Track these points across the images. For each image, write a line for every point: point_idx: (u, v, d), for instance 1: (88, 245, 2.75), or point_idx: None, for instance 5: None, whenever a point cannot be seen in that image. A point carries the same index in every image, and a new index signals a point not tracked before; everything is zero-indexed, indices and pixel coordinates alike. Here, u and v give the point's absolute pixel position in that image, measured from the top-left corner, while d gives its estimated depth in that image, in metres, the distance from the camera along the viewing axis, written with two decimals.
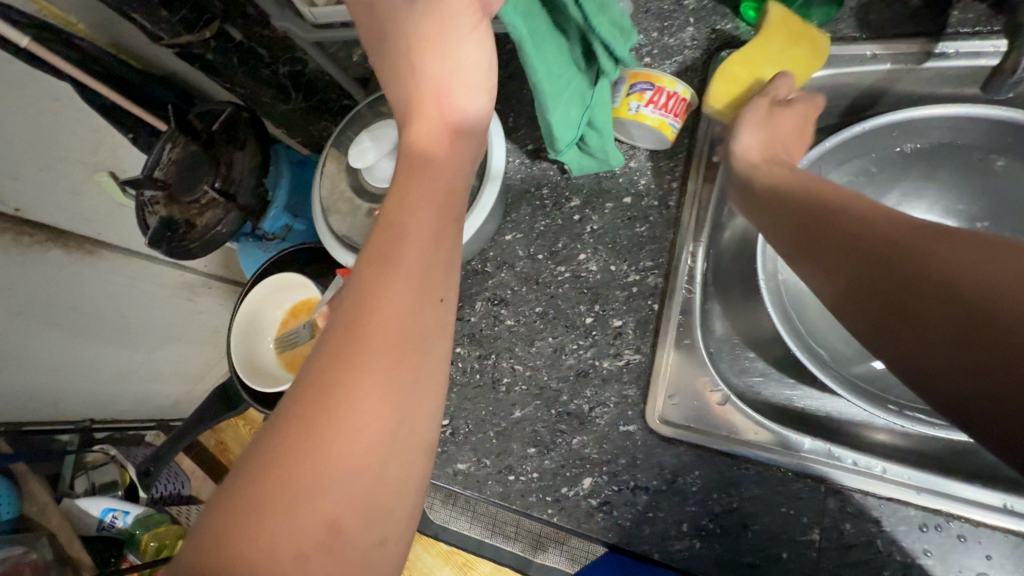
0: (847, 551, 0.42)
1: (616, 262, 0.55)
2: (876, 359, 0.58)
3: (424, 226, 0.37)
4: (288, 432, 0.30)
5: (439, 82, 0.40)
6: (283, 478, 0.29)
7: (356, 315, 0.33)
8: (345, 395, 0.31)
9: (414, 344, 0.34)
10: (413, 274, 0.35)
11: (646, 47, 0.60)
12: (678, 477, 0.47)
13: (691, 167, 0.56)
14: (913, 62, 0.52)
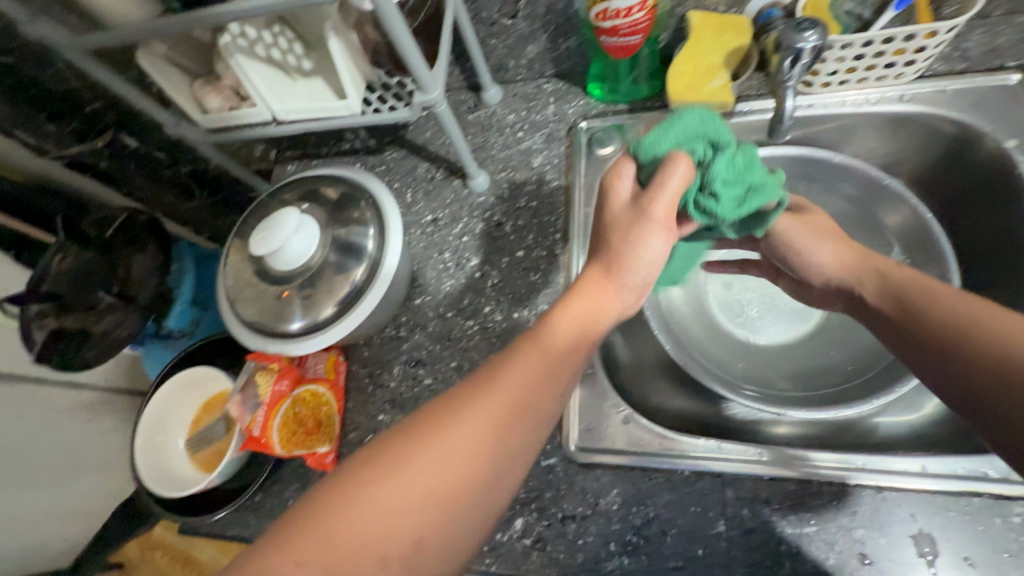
0: (750, 535, 0.46)
1: (518, 309, 0.60)
2: (751, 359, 0.67)
3: (580, 319, 0.43)
4: (370, 469, 0.35)
5: (636, 237, 0.43)
6: (338, 504, 0.34)
7: (468, 391, 0.39)
8: (420, 460, 0.36)
9: (496, 451, 0.38)
10: (529, 384, 0.40)
11: (519, 125, 0.70)
12: (599, 499, 0.50)
13: (569, 219, 0.64)
14: (720, 117, 0.60)
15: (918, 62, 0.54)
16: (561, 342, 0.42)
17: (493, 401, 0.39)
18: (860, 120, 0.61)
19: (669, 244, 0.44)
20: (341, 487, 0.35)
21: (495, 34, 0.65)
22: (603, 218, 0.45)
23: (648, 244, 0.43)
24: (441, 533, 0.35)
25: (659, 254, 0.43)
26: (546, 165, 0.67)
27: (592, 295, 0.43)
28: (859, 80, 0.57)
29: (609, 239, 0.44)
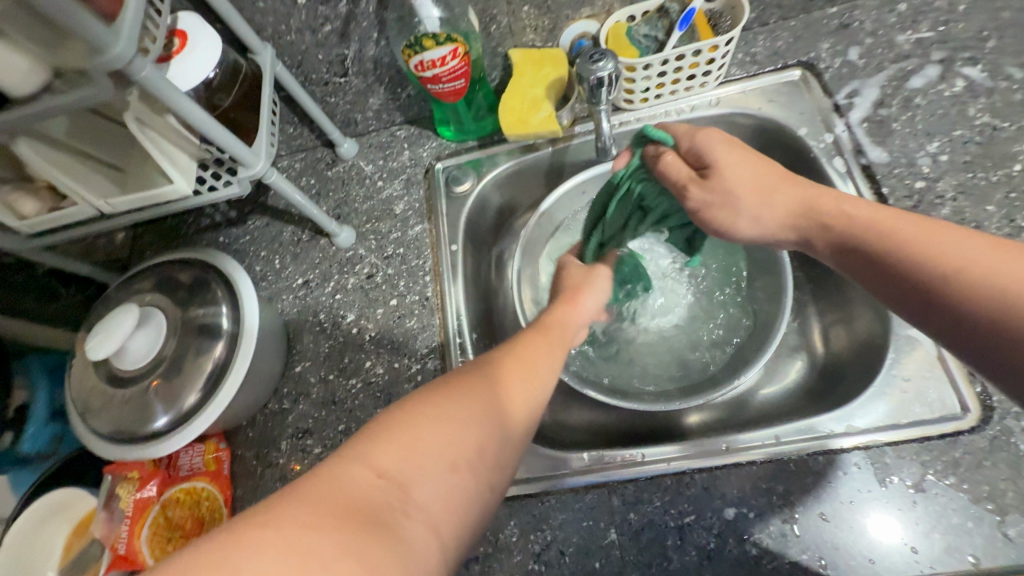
0: (639, 537, 0.48)
1: (398, 359, 0.60)
2: (639, 359, 0.70)
3: (553, 332, 0.49)
4: (420, 409, 0.36)
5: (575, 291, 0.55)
6: (392, 435, 0.34)
7: (525, 348, 0.45)
8: (455, 402, 0.37)
9: (517, 406, 0.39)
10: (534, 353, 0.45)
11: (377, 175, 0.70)
12: (498, 534, 0.51)
13: (438, 260, 0.65)
14: (560, 141, 0.66)
15: (714, 70, 0.60)
16: (531, 349, 0.45)
17: (502, 365, 0.42)
18: (685, 126, 0.66)
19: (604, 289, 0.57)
20: (414, 414, 0.36)
21: (332, 92, 0.65)
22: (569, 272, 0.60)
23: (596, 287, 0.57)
24: (463, 480, 0.34)
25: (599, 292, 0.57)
26: (409, 210, 0.68)
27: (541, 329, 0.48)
28: (670, 92, 0.63)
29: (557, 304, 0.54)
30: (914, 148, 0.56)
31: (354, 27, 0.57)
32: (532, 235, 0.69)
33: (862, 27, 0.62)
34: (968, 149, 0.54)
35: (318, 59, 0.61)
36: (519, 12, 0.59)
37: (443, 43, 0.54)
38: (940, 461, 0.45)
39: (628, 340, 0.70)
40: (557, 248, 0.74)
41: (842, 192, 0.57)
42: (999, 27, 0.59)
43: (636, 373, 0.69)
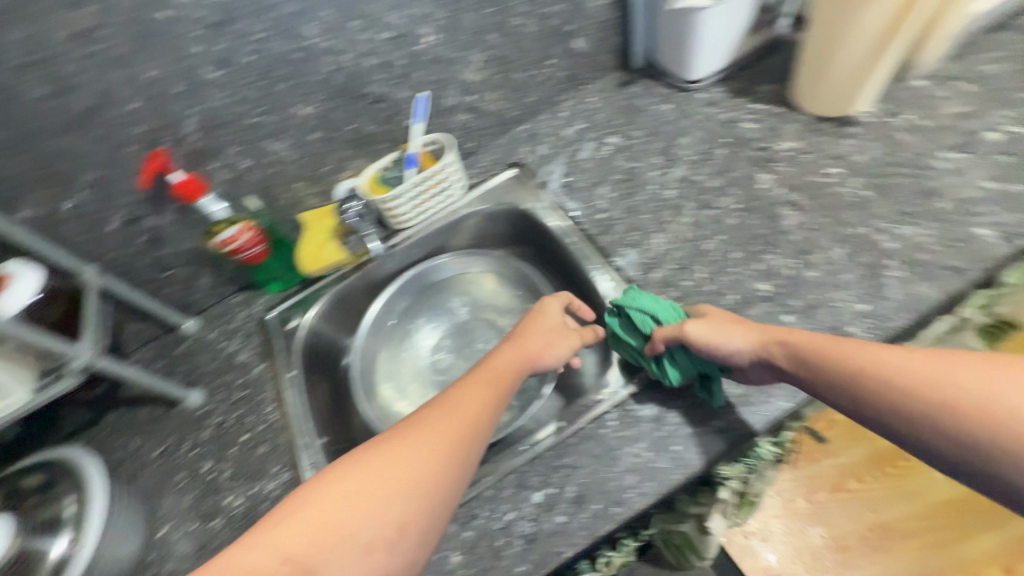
0: (475, 549, 0.55)
1: (254, 485, 0.67)
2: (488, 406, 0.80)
3: (470, 402, 0.54)
4: (331, 480, 0.45)
5: (523, 360, 0.63)
6: (302, 509, 0.43)
7: (442, 419, 0.52)
8: (365, 481, 0.45)
9: (437, 478, 0.47)
10: (462, 425, 0.52)
11: (220, 339, 0.83)
12: None
13: (280, 388, 0.75)
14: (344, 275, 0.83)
15: (450, 184, 0.83)
16: (451, 427, 0.51)
17: (414, 431, 0.50)
18: (452, 226, 0.88)
19: (557, 352, 0.66)
20: (324, 493, 0.44)
21: (164, 284, 0.80)
22: (529, 346, 0.65)
23: (551, 356, 0.66)
24: (378, 561, 0.42)
25: (557, 355, 0.66)
26: (250, 356, 0.79)
27: (456, 403, 0.54)
28: (428, 208, 0.84)
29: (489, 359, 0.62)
30: (592, 195, 0.80)
31: (166, 234, 0.73)
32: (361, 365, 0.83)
33: (542, 133, 0.91)
34: (623, 185, 0.79)
35: (143, 263, 0.75)
36: (294, 187, 0.79)
37: (230, 223, 0.72)
38: (662, 393, 0.60)
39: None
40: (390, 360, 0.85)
41: (566, 241, 0.77)
42: (620, 111, 0.89)
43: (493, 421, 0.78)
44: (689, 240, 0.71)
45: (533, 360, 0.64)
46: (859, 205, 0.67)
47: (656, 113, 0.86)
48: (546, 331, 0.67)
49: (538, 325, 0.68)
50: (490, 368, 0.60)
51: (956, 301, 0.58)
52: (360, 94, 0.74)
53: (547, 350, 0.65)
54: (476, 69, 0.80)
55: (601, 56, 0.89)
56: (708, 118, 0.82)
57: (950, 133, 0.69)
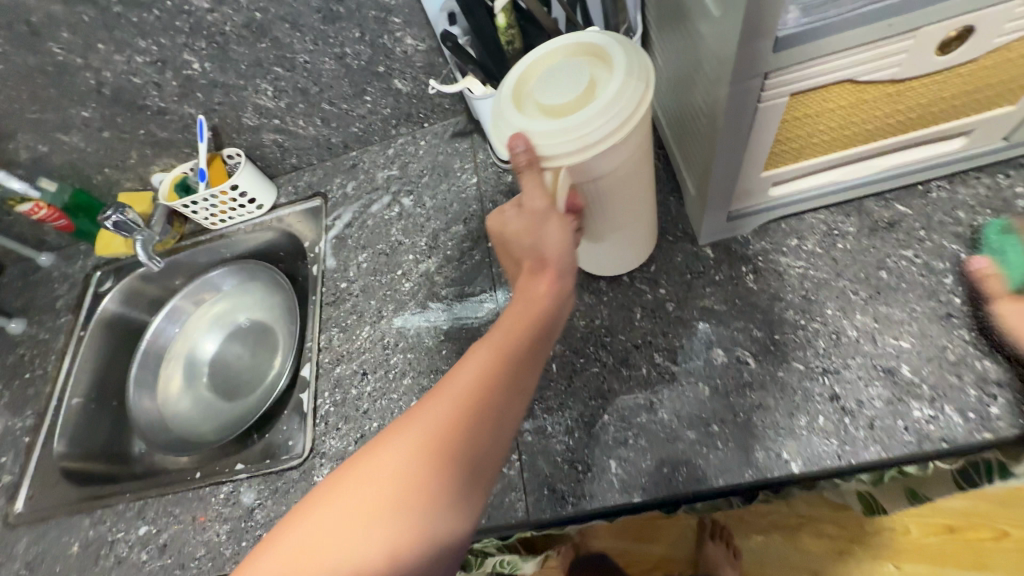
0: (88, 546, 0.67)
1: (12, 418, 0.82)
2: (248, 407, 0.86)
3: (470, 373, 0.41)
4: (382, 441, 0.39)
5: (540, 255, 0.45)
6: (312, 509, 0.38)
7: (520, 314, 0.43)
8: (393, 476, 0.38)
9: (457, 477, 0.38)
10: (486, 374, 0.41)
11: (58, 279, 0.96)
12: (13, 546, 0.70)
13: (66, 343, 0.87)
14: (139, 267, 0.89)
15: (247, 200, 0.84)
16: (473, 387, 0.40)
17: (443, 404, 0.40)
18: (257, 238, 0.90)
19: (566, 234, 0.45)
20: (353, 481, 0.38)
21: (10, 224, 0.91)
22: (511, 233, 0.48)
23: (558, 286, 0.45)
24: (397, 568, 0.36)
25: (564, 240, 0.45)
26: (65, 305, 0.92)
27: (448, 383, 0.41)
28: (229, 217, 0.87)
29: (521, 243, 0.47)
30: (351, 257, 0.77)
31: None
32: (144, 361, 0.90)
33: (362, 167, 0.85)
34: (379, 258, 0.76)
35: None
36: (105, 171, 0.84)
37: (28, 200, 0.80)
38: (270, 486, 0.64)
39: (231, 401, 0.89)
40: (175, 358, 0.92)
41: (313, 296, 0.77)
42: (433, 167, 0.81)
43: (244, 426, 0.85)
44: (384, 345, 0.69)
45: (530, 235, 0.46)
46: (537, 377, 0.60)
47: (457, 183, 0.78)
48: (528, 240, 0.46)
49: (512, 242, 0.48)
50: (516, 325, 0.43)
51: (542, 526, 0.53)
52: (141, 104, 0.75)
53: (543, 242, 0.45)
54: (270, 96, 0.76)
55: (434, 99, 0.80)
56: (490, 210, 0.73)
57: (682, 329, 0.57)
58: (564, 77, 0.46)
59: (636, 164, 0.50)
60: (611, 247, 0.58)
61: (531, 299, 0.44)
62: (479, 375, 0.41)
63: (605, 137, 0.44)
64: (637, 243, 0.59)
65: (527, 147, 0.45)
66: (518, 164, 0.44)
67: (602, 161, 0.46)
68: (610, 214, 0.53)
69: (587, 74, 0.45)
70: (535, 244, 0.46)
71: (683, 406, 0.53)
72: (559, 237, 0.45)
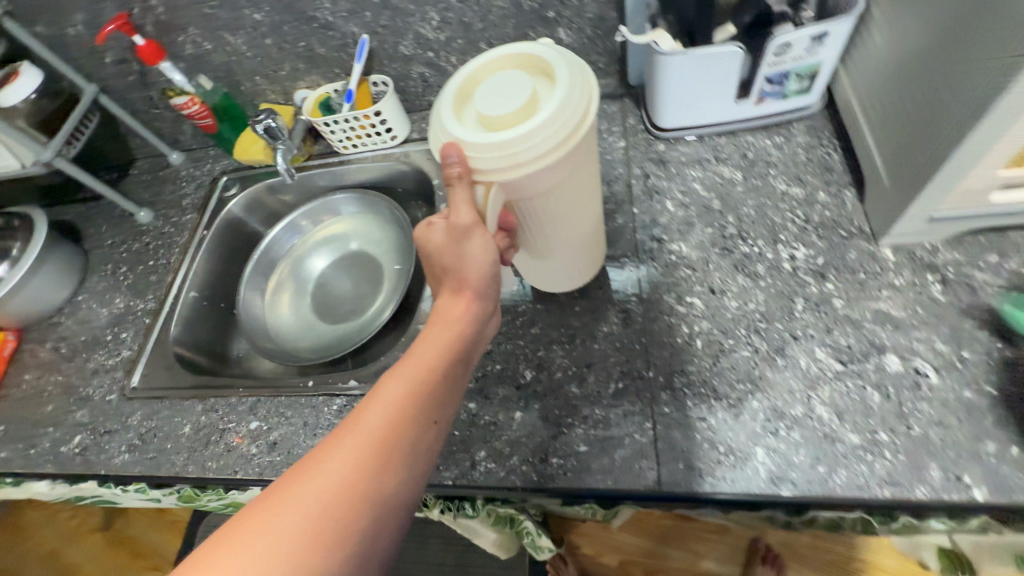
0: (199, 431, 0.69)
1: (134, 300, 0.86)
2: (350, 330, 0.88)
3: (392, 389, 0.44)
4: (313, 458, 0.41)
5: (481, 263, 0.49)
6: (239, 528, 0.38)
7: (440, 338, 0.48)
8: (299, 530, 0.38)
9: (386, 485, 0.41)
10: (409, 393, 0.44)
11: (186, 178, 0.99)
12: (128, 417, 0.73)
13: (189, 239, 0.90)
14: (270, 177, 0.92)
15: (383, 128, 0.84)
16: (405, 400, 0.43)
17: (372, 420, 0.43)
18: (382, 169, 0.90)
19: (492, 248, 0.49)
20: (287, 498, 0.39)
21: (154, 118, 0.95)
22: (444, 247, 0.50)
23: (476, 306, 0.50)
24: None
25: (489, 253, 0.49)
26: (189, 203, 0.95)
27: (368, 403, 0.44)
28: (361, 143, 0.87)
29: (448, 255, 0.50)
30: None
31: (148, 78, 0.87)
32: (257, 268, 0.92)
33: None
34: None
35: (135, 96, 0.91)
36: (255, 80, 0.85)
37: (184, 93, 0.81)
38: None
39: (331, 322, 0.90)
40: (282, 272, 0.94)
41: None
42: None
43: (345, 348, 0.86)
44: (513, 292, 0.67)
45: (456, 245, 0.49)
46: (679, 351, 0.57)
47: (603, 144, 0.75)
48: (459, 252, 0.49)
49: (442, 247, 0.49)
50: (435, 346, 0.47)
51: (678, 501, 0.51)
52: (310, 16, 0.76)
53: (467, 261, 0.49)
54: (434, 27, 0.75)
55: (592, 55, 0.77)
56: (640, 176, 0.70)
57: (849, 329, 0.54)
58: (492, 91, 0.49)
59: (574, 181, 0.52)
60: (551, 264, 0.60)
61: (450, 322, 0.49)
62: (400, 393, 0.44)
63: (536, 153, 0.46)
64: (580, 262, 0.61)
65: (459, 157, 0.48)
66: (448, 176, 0.48)
67: (532, 179, 0.48)
68: (544, 230, 0.55)
69: (528, 87, 0.48)
70: (458, 257, 0.50)
71: (846, 408, 0.50)
72: (484, 255, 0.49)
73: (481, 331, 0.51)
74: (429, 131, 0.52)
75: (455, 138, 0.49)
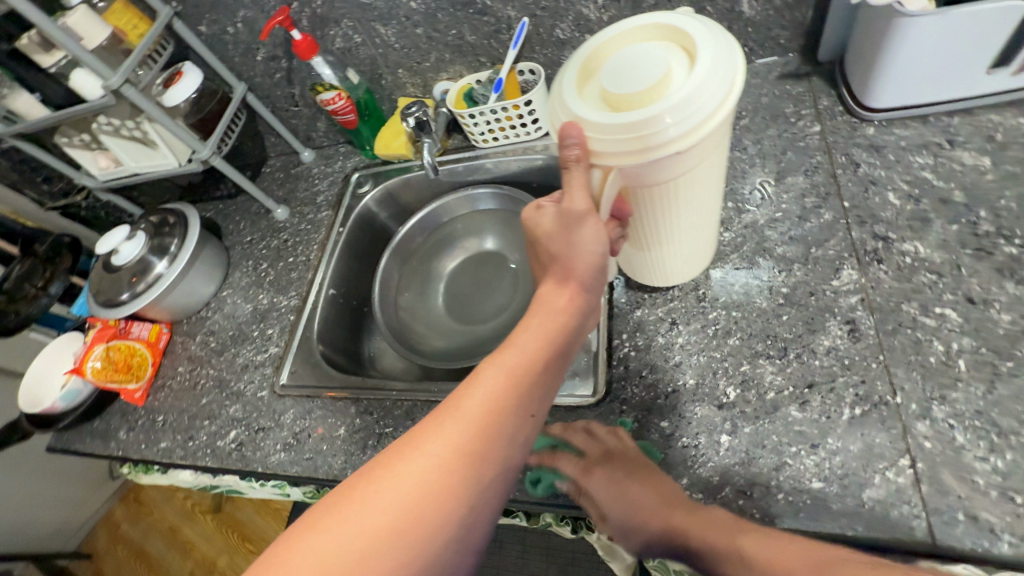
0: (355, 434, 0.67)
1: (277, 296, 0.86)
2: (487, 333, 0.83)
3: (488, 376, 0.42)
4: (413, 439, 0.39)
5: (592, 255, 0.45)
6: (342, 503, 0.37)
7: (540, 326, 0.45)
8: (396, 510, 0.36)
9: (483, 475, 0.39)
10: (510, 380, 0.42)
11: (318, 176, 0.99)
12: (281, 415, 0.72)
13: (327, 236, 0.89)
14: (403, 175, 0.90)
15: (530, 120, 0.78)
16: (504, 388, 0.41)
17: (469, 405, 0.40)
18: (521, 164, 0.84)
19: (602, 241, 0.45)
20: (384, 476, 0.38)
21: (292, 116, 0.96)
22: (546, 237, 0.47)
23: (580, 298, 0.46)
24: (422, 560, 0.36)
25: (597, 247, 0.45)
26: (324, 200, 0.95)
27: (469, 387, 0.42)
28: (503, 136, 0.81)
29: (549, 243, 0.47)
30: None
31: (294, 75, 0.87)
32: (390, 265, 0.89)
33: None
34: None
35: (279, 94, 0.91)
36: (397, 73, 0.83)
37: (332, 89, 0.80)
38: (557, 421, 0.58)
39: (466, 324, 0.85)
40: (413, 271, 0.91)
41: None
42: (756, 109, 0.70)
43: (483, 351, 0.81)
44: (699, 297, 0.59)
45: (563, 233, 0.46)
46: (934, 374, 0.47)
47: (792, 130, 0.66)
48: (561, 240, 0.46)
49: (544, 233, 0.47)
50: (538, 335, 0.44)
51: (963, 564, 0.41)
52: (466, 1, 0.72)
53: (573, 248, 0.45)
54: (599, 6, 0.69)
55: (777, 29, 0.68)
56: (849, 166, 0.60)
57: None
58: (627, 66, 0.42)
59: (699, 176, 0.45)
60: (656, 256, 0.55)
61: (551, 310, 0.46)
62: (500, 380, 0.42)
63: (667, 142, 0.40)
64: (694, 252, 0.56)
65: (580, 138, 0.43)
66: (566, 160, 0.43)
67: (654, 169, 0.42)
68: (655, 224, 0.50)
69: (661, 64, 0.41)
70: (562, 245, 0.46)
71: None
72: (597, 245, 0.44)
73: (582, 325, 0.47)
74: (548, 112, 0.48)
75: (575, 116, 0.44)
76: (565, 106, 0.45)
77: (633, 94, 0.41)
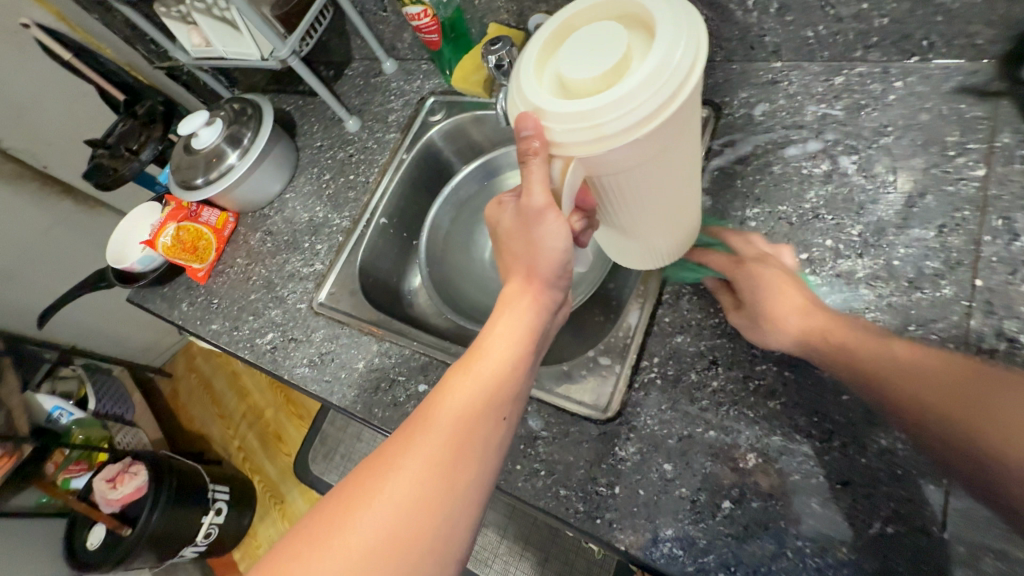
0: (371, 371, 0.69)
1: (332, 212, 0.87)
2: None
3: (463, 381, 0.42)
4: (392, 458, 0.39)
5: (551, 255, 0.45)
6: (323, 528, 0.37)
7: (514, 331, 0.45)
8: (379, 527, 0.36)
9: (460, 481, 0.39)
10: (485, 387, 0.42)
11: (395, 91, 0.94)
12: (312, 331, 0.76)
13: (390, 159, 0.87)
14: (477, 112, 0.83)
15: None
16: (480, 395, 0.42)
17: (444, 415, 0.41)
18: None
19: (563, 239, 0.44)
20: (363, 496, 0.38)
21: (378, 21, 0.89)
22: (508, 240, 0.48)
23: (545, 300, 0.47)
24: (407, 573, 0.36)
25: (558, 248, 0.45)
26: (394, 121, 0.91)
27: (439, 396, 0.42)
28: None
29: (512, 245, 0.48)
30: (736, 207, 0.59)
31: None
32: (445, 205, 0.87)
33: (787, 87, 0.62)
34: (778, 225, 0.56)
35: None
36: None
37: (419, 2, 0.72)
38: (558, 425, 0.56)
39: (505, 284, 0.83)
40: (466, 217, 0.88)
41: None
42: (908, 127, 0.55)
43: None
44: (752, 342, 0.52)
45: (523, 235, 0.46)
46: (1003, 521, 0.40)
47: (946, 167, 0.52)
48: (523, 244, 0.46)
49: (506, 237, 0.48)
50: (513, 339, 0.44)
51: None
52: None
53: (538, 248, 0.45)
54: None
55: (978, 25, 0.51)
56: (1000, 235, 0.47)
57: None
58: (580, 42, 0.37)
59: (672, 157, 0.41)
60: (634, 244, 0.53)
61: (527, 315, 0.46)
62: (474, 386, 0.42)
63: (628, 125, 0.35)
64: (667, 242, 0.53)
65: (536, 130, 0.39)
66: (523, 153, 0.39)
67: (619, 158, 0.38)
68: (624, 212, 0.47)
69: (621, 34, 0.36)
70: (523, 246, 0.47)
71: None
72: (558, 241, 0.44)
73: (550, 322, 0.48)
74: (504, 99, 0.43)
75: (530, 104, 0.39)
76: (518, 94, 0.40)
77: (592, 75, 0.36)
